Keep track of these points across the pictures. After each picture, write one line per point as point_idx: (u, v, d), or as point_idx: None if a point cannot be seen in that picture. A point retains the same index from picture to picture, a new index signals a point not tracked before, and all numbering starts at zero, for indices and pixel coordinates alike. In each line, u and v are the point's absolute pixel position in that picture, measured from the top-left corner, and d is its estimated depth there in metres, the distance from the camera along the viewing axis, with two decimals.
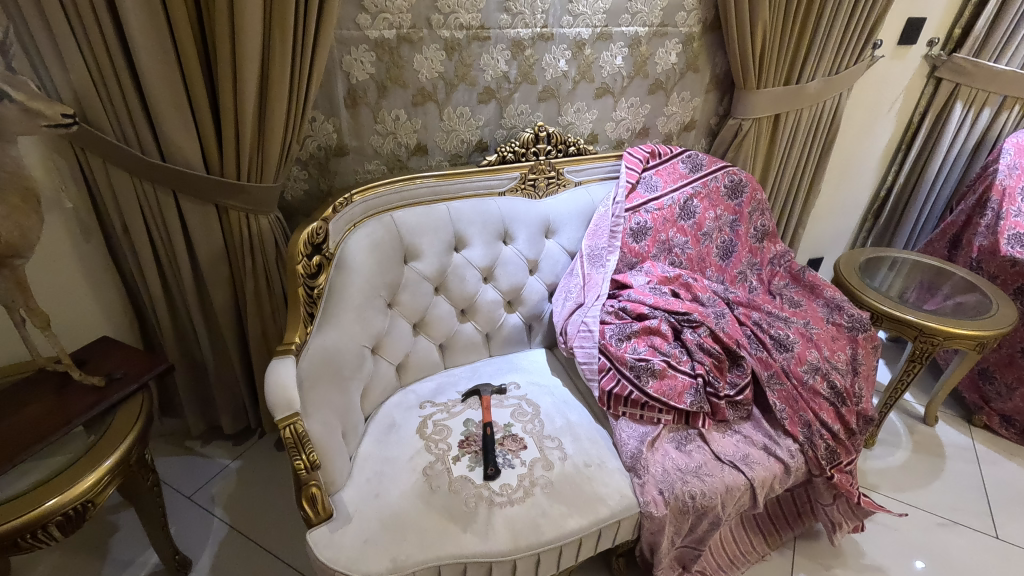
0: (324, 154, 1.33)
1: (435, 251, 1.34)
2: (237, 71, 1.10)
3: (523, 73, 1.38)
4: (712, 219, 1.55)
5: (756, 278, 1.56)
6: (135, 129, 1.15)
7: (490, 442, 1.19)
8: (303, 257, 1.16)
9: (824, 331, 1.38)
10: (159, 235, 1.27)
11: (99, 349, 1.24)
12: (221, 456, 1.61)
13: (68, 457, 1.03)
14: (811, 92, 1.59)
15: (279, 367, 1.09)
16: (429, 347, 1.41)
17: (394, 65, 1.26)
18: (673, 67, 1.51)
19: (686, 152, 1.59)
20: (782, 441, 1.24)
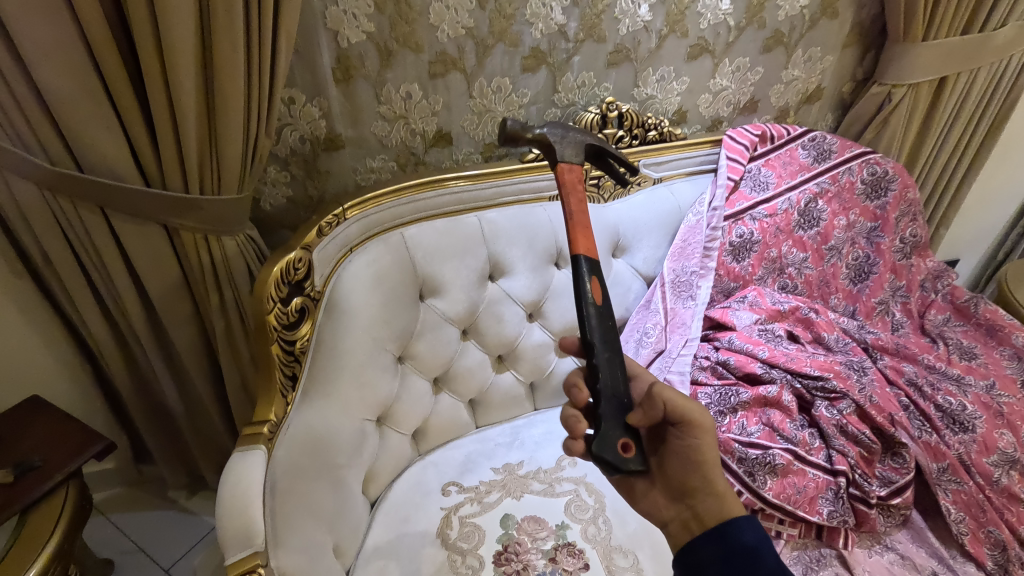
0: (310, 148, 0.95)
1: (464, 284, 0.98)
2: (161, 30, 0.73)
3: (587, 27, 0.97)
4: (843, 227, 1.13)
5: (902, 311, 1.13)
6: (36, 130, 0.81)
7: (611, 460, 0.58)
8: (275, 296, 0.83)
9: (1019, 403, 0.95)
10: (90, 261, 0.93)
11: (22, 419, 0.93)
12: (208, 512, 1.33)
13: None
14: (998, 43, 1.12)
15: (239, 471, 0.76)
16: (456, 406, 1.06)
17: (401, 18, 0.87)
18: (802, 12, 1.06)
19: (809, 133, 1.15)
20: (960, 569, 0.85)
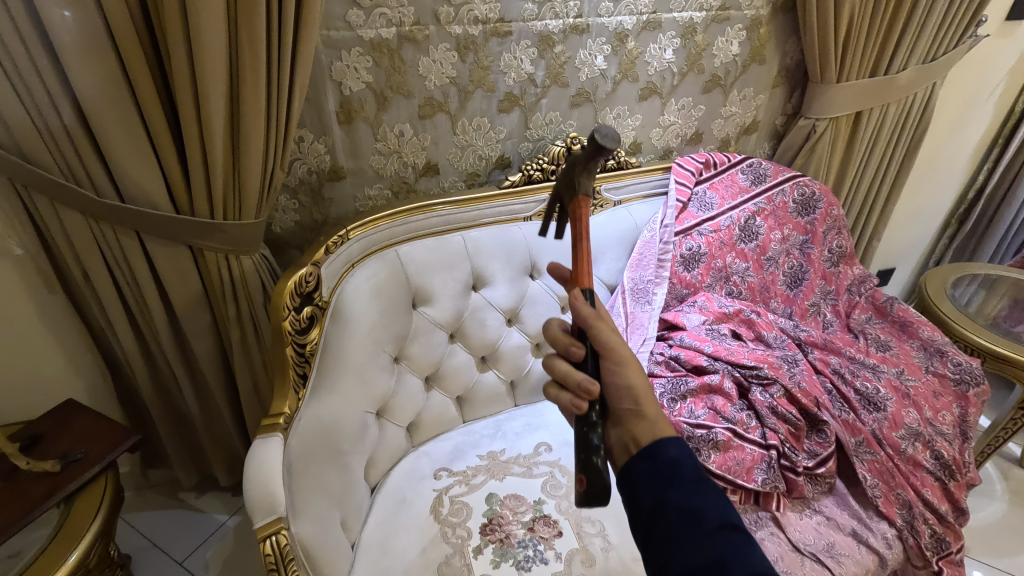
0: (317, 179, 1.11)
1: (450, 294, 1.13)
2: (198, 86, 0.87)
3: (552, 74, 1.15)
4: (779, 240, 1.30)
5: (832, 312, 1.31)
6: (86, 167, 0.95)
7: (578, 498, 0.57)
8: (290, 307, 0.95)
9: (924, 385, 1.13)
10: (124, 279, 1.07)
11: (60, 420, 1.05)
12: (217, 510, 1.44)
13: (31, 548, 0.89)
14: (902, 83, 1.33)
15: (258, 454, 0.87)
16: (445, 402, 1.21)
17: (395, 70, 1.03)
18: (734, 59, 1.25)
19: (747, 160, 1.33)
20: (876, 526, 1.00)
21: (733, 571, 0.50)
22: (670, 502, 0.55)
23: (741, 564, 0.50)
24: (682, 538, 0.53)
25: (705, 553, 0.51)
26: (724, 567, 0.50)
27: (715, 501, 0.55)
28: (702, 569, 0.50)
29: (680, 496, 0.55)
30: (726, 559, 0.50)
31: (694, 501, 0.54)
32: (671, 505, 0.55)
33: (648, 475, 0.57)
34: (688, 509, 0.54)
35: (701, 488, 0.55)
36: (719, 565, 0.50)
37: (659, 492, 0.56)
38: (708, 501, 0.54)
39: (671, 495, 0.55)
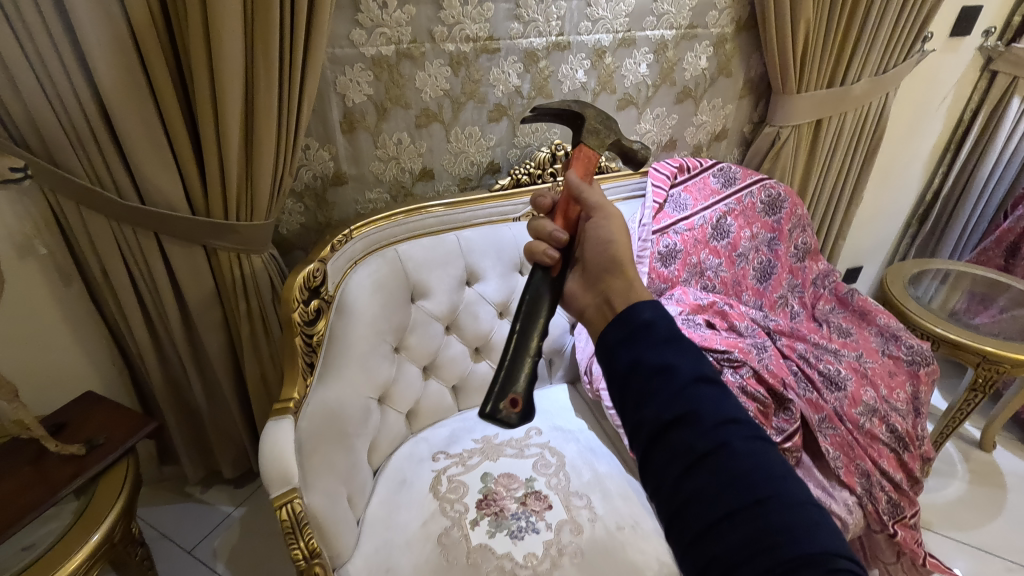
0: (321, 184, 1.20)
1: (446, 289, 1.23)
2: (217, 98, 0.96)
3: (537, 87, 1.26)
4: (749, 238, 1.41)
5: (799, 303, 1.42)
6: (111, 173, 1.03)
7: (493, 410, 0.66)
8: (298, 300, 1.04)
9: (880, 366, 1.25)
10: (142, 277, 1.15)
11: (81, 410, 1.13)
12: (223, 502, 1.51)
13: (44, 541, 0.93)
14: (856, 93, 1.46)
15: (271, 434, 0.95)
16: (442, 391, 1.30)
17: (394, 83, 1.13)
18: (703, 72, 1.38)
19: (718, 165, 1.44)
20: (838, 495, 1.09)
21: (704, 421, 0.48)
22: (643, 360, 0.52)
23: (713, 413, 0.48)
24: (654, 392, 0.50)
25: (677, 405, 0.49)
26: (697, 419, 0.48)
27: (691, 357, 0.52)
28: (674, 421, 0.48)
29: (654, 354, 0.52)
30: (699, 410, 0.48)
31: (668, 357, 0.51)
32: (645, 362, 0.52)
33: (622, 338, 0.54)
34: (662, 366, 0.51)
35: (678, 346, 0.52)
36: (689, 416, 0.48)
37: (634, 352, 0.53)
38: (684, 357, 0.51)
39: (647, 354, 0.52)
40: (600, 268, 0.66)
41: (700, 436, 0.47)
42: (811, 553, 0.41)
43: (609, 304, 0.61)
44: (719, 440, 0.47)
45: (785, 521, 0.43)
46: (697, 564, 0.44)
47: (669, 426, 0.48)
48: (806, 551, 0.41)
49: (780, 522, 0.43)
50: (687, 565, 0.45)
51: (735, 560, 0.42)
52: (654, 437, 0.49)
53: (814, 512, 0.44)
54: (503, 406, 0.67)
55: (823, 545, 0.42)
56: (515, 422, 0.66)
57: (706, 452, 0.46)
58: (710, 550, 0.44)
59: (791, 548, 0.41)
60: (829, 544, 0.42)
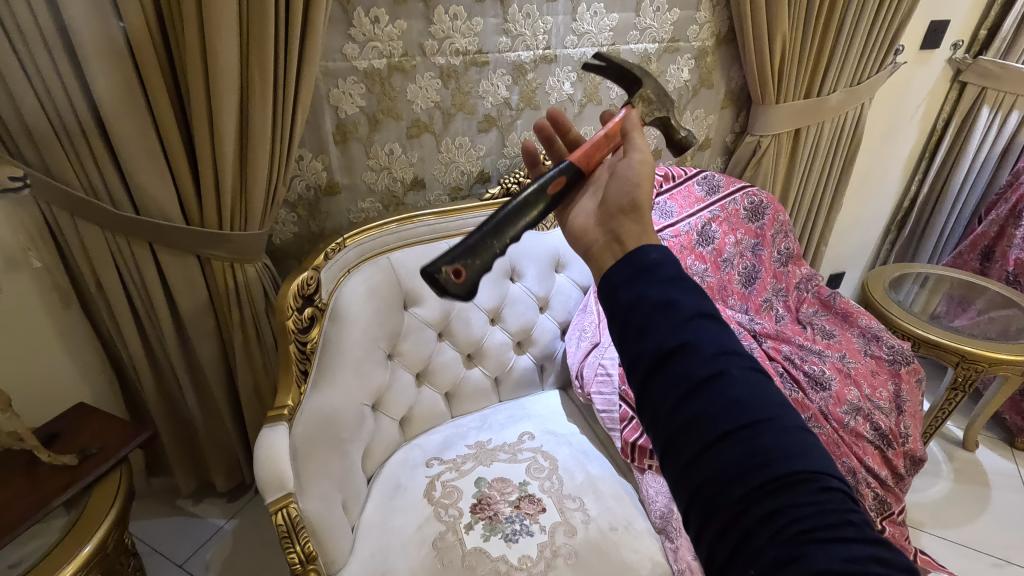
0: (314, 194, 1.22)
1: (438, 295, 1.25)
2: (213, 110, 0.99)
3: (525, 98, 1.29)
4: (733, 243, 1.44)
5: (783, 307, 1.46)
6: (107, 185, 1.05)
7: (434, 268, 0.59)
8: (293, 308, 1.05)
9: (862, 366, 1.29)
10: (136, 288, 1.16)
11: (73, 422, 1.12)
12: (215, 515, 1.50)
13: (31, 557, 0.92)
14: (833, 104, 1.51)
15: (266, 439, 0.96)
16: (435, 397, 1.31)
17: (386, 95, 1.16)
18: (686, 84, 1.43)
19: (702, 173, 1.48)
20: None
21: (701, 351, 0.51)
22: (646, 297, 0.54)
23: (710, 345, 0.51)
24: (656, 326, 0.52)
25: (678, 336, 0.51)
26: (695, 350, 0.51)
27: (692, 295, 0.54)
28: (674, 351, 0.51)
29: (657, 291, 0.54)
30: (699, 342, 0.51)
31: (671, 294, 0.54)
32: (647, 299, 0.54)
33: (626, 277, 0.56)
34: (665, 302, 0.53)
35: (681, 286, 0.54)
36: (688, 346, 0.51)
37: (637, 290, 0.54)
38: (687, 295, 0.54)
39: (649, 292, 0.54)
40: (617, 208, 0.64)
41: (700, 365, 0.50)
42: (800, 470, 0.45)
43: (619, 243, 0.60)
44: (716, 369, 0.50)
45: (778, 440, 0.47)
46: (694, 481, 0.48)
47: (670, 357, 0.51)
48: (796, 468, 0.45)
49: (774, 443, 0.46)
50: (683, 482, 0.49)
51: (729, 477, 0.46)
52: (653, 367, 0.52)
53: (805, 436, 0.48)
54: (446, 270, 0.59)
55: (813, 465, 0.46)
56: (451, 290, 0.59)
57: (703, 378, 0.49)
58: (705, 468, 0.48)
59: (783, 465, 0.45)
60: (816, 462, 0.46)
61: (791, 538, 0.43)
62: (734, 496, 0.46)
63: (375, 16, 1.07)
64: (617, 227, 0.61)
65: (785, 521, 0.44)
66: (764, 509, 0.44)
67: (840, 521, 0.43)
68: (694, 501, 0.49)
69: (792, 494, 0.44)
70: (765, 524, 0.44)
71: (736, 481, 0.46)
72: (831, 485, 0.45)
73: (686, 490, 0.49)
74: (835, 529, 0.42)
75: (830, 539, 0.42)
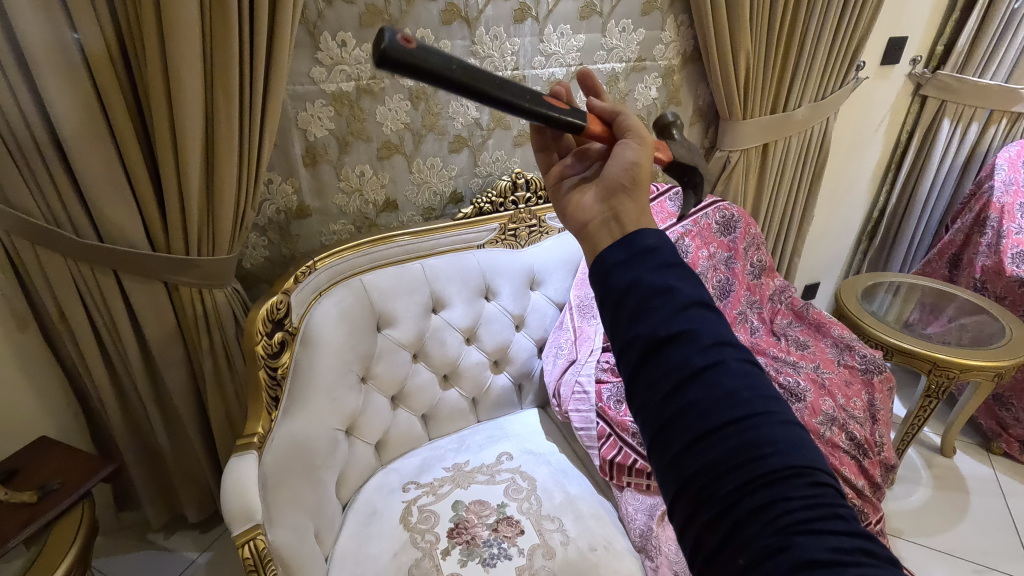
0: (284, 218, 1.21)
1: (411, 316, 1.24)
2: (177, 134, 0.98)
3: (496, 118, 1.30)
4: (706, 257, 1.44)
5: (757, 319, 1.47)
6: (68, 212, 1.03)
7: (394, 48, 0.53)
8: (262, 332, 1.02)
9: (836, 376, 1.30)
10: (100, 316, 1.13)
11: (35, 457, 1.09)
12: (187, 548, 1.45)
13: None
14: (799, 118, 1.54)
15: (232, 469, 0.93)
16: (411, 419, 1.29)
17: (355, 118, 1.16)
18: (654, 102, 1.46)
19: (674, 189, 1.50)
20: None
21: (700, 339, 0.47)
22: (644, 280, 0.50)
23: (709, 334, 0.48)
24: (654, 310, 0.49)
25: (676, 323, 0.48)
26: (693, 338, 0.47)
27: (690, 283, 0.51)
28: (672, 337, 0.47)
29: (656, 275, 0.50)
30: (696, 330, 0.48)
31: (669, 279, 0.50)
32: (644, 283, 0.50)
33: (623, 260, 0.52)
34: (663, 287, 0.49)
35: (677, 273, 0.51)
36: (687, 334, 0.47)
37: (633, 272, 0.51)
38: (685, 284, 0.50)
39: (647, 276, 0.50)
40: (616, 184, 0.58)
41: (697, 353, 0.47)
42: (796, 464, 0.43)
43: (617, 221, 0.56)
44: (714, 358, 0.47)
45: (774, 434, 0.44)
46: (684, 471, 0.45)
47: (666, 344, 0.47)
48: (791, 462, 0.43)
49: (770, 436, 0.44)
50: (670, 472, 0.46)
51: (724, 468, 0.43)
52: (647, 353, 0.48)
53: (797, 429, 0.46)
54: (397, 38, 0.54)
55: (805, 460, 0.43)
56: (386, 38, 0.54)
57: (701, 367, 0.46)
58: (698, 459, 0.44)
59: (778, 458, 0.43)
60: (808, 457, 0.44)
61: (783, 530, 0.40)
62: (727, 487, 0.43)
63: (342, 40, 1.08)
64: (618, 204, 0.57)
65: (778, 514, 0.41)
66: (756, 501, 0.42)
67: (831, 515, 0.41)
68: (682, 491, 0.45)
69: (785, 487, 0.42)
70: (759, 517, 0.41)
71: (729, 473, 0.43)
72: (822, 481, 0.43)
73: (674, 480, 0.46)
74: (826, 522, 0.41)
75: (822, 535, 0.40)
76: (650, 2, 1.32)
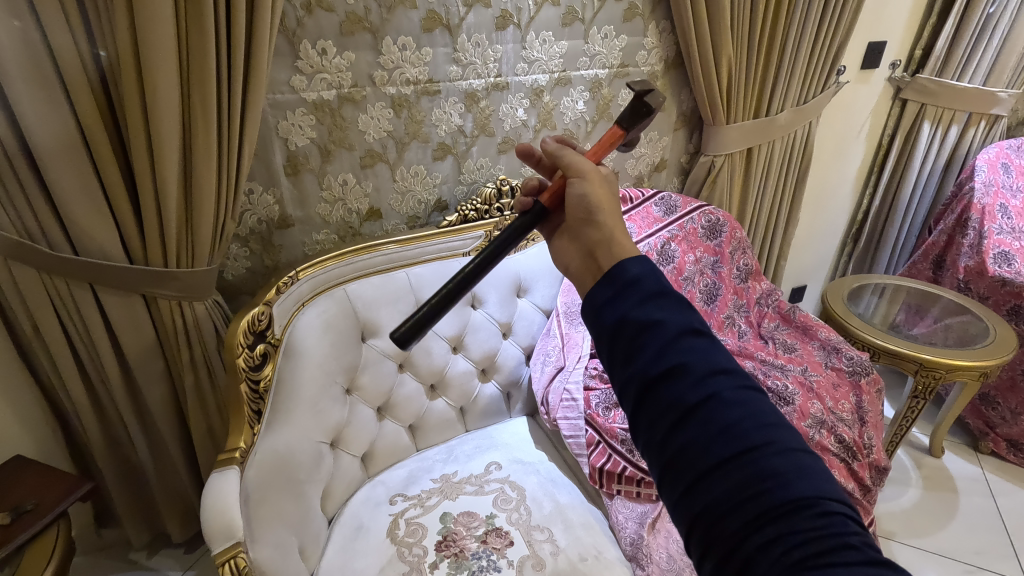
0: (266, 228, 1.19)
1: (396, 326, 1.22)
2: (154, 143, 0.96)
3: (480, 126, 1.30)
4: (693, 262, 1.44)
5: (745, 323, 1.47)
6: (41, 224, 1.00)
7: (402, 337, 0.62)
8: (243, 344, 1.00)
9: (824, 379, 1.30)
10: (77, 331, 1.11)
11: (9, 477, 1.06)
12: (170, 568, 1.42)
13: None
14: (781, 123, 1.55)
15: (213, 485, 0.91)
16: (398, 430, 1.27)
17: (337, 126, 1.15)
18: None
19: (659, 194, 1.50)
20: None
21: (692, 372, 0.47)
22: (629, 318, 0.50)
23: (702, 365, 0.47)
24: (643, 347, 0.49)
25: (666, 359, 0.48)
26: (686, 372, 0.47)
27: (675, 309, 0.50)
28: (664, 374, 0.47)
29: (641, 310, 0.50)
30: (688, 363, 0.47)
31: (655, 313, 0.50)
32: (630, 320, 0.50)
33: (609, 298, 0.52)
34: (649, 322, 0.49)
35: (662, 302, 0.51)
36: (677, 369, 0.47)
37: (619, 310, 0.51)
38: (671, 313, 0.50)
39: (633, 312, 0.50)
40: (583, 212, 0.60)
41: (690, 388, 0.46)
42: (800, 495, 0.41)
43: (593, 259, 0.57)
44: (708, 391, 0.46)
45: (776, 466, 0.43)
46: (691, 511, 0.45)
47: (658, 381, 0.47)
48: (795, 493, 0.41)
49: (771, 467, 0.42)
50: (680, 511, 0.46)
51: (727, 505, 0.43)
52: (643, 393, 0.48)
53: (804, 456, 0.44)
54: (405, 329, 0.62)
55: (812, 488, 0.42)
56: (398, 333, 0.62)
57: (695, 403, 0.46)
58: (701, 497, 0.44)
59: (782, 491, 0.41)
60: (816, 485, 0.42)
61: (792, 567, 0.39)
62: (733, 525, 0.42)
63: (322, 48, 1.07)
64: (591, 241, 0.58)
65: (785, 549, 0.40)
66: (762, 538, 0.41)
67: (842, 547, 0.39)
68: (692, 530, 0.45)
69: (793, 521, 0.41)
70: (766, 554, 0.40)
71: (733, 510, 0.42)
72: (833, 509, 0.41)
73: (684, 519, 0.46)
74: (837, 554, 0.39)
75: (831, 570, 0.38)
76: (632, 9, 1.32)
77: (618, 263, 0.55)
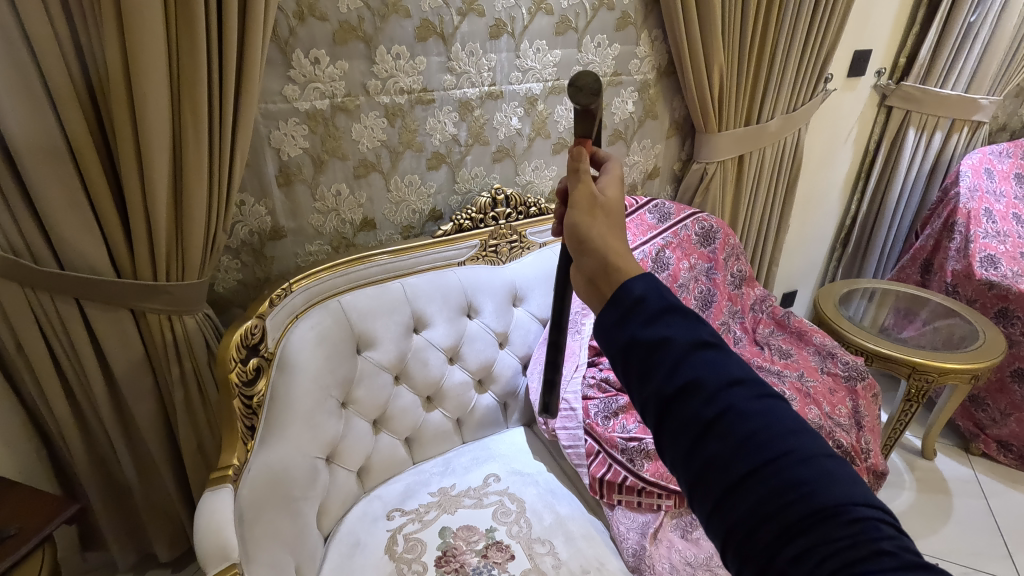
0: (257, 239, 1.17)
1: (392, 337, 1.21)
2: (142, 155, 0.94)
3: (474, 134, 1.29)
4: (688, 269, 1.45)
5: (740, 328, 1.47)
6: (25, 237, 0.98)
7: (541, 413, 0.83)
8: (236, 359, 0.98)
9: (820, 384, 1.30)
10: (61, 347, 1.07)
11: None
12: None
13: None
14: (772, 130, 1.57)
15: (205, 506, 0.88)
16: (394, 443, 1.25)
17: (330, 136, 1.13)
18: (631, 115, 1.45)
19: (652, 202, 1.49)
20: None
21: (706, 387, 0.46)
22: (637, 336, 0.49)
23: (714, 378, 0.46)
24: (656, 364, 0.48)
25: (678, 375, 0.47)
26: (700, 386, 0.46)
27: (684, 324, 0.49)
28: (679, 391, 0.46)
29: (648, 328, 0.49)
30: (700, 377, 0.46)
31: (663, 329, 0.49)
32: (638, 339, 0.49)
33: (615, 320, 0.51)
34: (658, 339, 0.48)
35: (668, 318, 0.50)
36: (691, 386, 0.46)
37: (628, 329, 0.50)
38: (679, 327, 0.49)
39: (639, 330, 0.49)
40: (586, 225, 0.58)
41: (705, 403, 0.45)
42: (830, 504, 0.40)
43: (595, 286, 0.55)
44: (724, 404, 0.45)
45: (802, 476, 0.42)
46: (722, 527, 0.44)
47: (674, 398, 0.46)
48: (824, 502, 0.40)
49: (796, 478, 0.42)
50: (710, 527, 0.45)
51: (757, 520, 0.42)
52: (660, 413, 0.47)
53: (829, 461, 0.43)
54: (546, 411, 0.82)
55: (841, 495, 0.41)
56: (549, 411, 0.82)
57: (712, 419, 0.45)
58: (731, 514, 0.43)
59: (809, 501, 0.41)
60: (844, 491, 0.41)
61: None
62: (763, 541, 0.42)
63: (315, 57, 1.06)
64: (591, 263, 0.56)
65: (819, 561, 0.39)
66: (794, 552, 0.40)
67: (876, 554, 0.38)
68: (726, 546, 0.44)
69: (824, 531, 0.40)
70: (802, 567, 0.40)
71: (763, 524, 0.42)
72: (864, 514, 0.40)
73: (715, 535, 0.45)
74: (873, 563, 0.38)
75: None
76: (624, 18, 1.33)
77: (629, 273, 0.54)
